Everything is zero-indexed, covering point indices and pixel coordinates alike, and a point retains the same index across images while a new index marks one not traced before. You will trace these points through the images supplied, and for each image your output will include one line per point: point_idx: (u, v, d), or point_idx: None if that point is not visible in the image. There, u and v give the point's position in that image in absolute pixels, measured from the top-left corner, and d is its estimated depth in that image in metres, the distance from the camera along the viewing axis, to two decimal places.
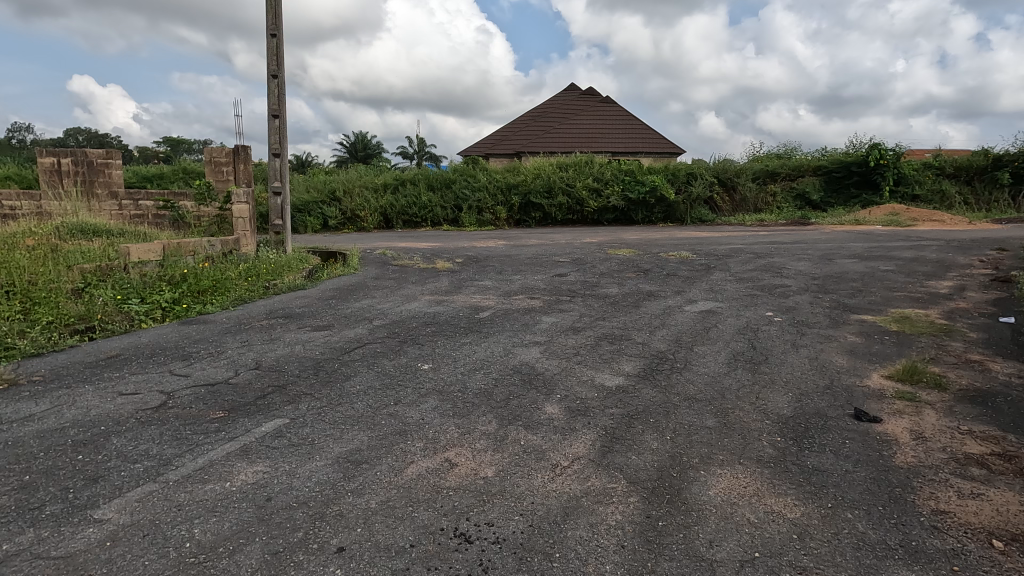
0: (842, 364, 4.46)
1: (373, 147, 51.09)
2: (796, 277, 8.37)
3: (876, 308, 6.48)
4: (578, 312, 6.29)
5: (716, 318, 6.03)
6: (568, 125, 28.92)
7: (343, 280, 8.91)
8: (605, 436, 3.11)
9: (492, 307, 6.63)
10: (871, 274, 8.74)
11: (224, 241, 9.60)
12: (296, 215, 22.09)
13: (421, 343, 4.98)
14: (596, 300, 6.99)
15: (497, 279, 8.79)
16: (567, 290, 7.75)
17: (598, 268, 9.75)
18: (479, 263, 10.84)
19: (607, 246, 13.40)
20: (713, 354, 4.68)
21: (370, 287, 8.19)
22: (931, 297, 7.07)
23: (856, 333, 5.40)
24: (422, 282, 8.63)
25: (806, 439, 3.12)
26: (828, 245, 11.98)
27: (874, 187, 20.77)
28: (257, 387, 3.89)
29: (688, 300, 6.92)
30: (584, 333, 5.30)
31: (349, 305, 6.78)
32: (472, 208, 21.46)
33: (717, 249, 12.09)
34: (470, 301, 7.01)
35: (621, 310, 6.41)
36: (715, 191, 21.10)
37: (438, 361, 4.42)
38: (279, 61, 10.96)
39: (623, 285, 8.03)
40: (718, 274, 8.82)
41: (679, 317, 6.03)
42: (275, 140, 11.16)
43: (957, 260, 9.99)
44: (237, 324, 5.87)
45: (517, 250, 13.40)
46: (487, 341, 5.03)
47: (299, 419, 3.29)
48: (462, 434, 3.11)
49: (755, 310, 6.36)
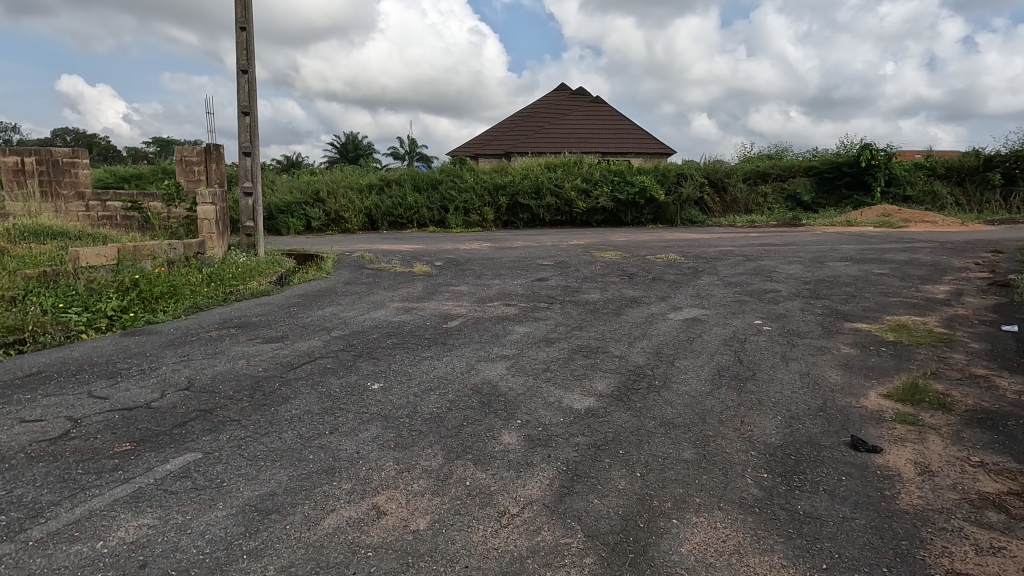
0: (837, 380, 4.07)
1: (362, 147, 50.55)
2: (787, 282, 8.00)
3: (872, 315, 6.10)
4: (554, 320, 5.87)
5: (700, 327, 5.62)
6: (558, 125, 28.55)
7: (312, 285, 8.45)
8: (566, 473, 2.69)
9: (463, 314, 6.21)
10: (865, 278, 8.38)
11: (187, 243, 9.04)
12: (277, 216, 21.56)
13: (377, 358, 4.54)
14: (576, 307, 6.56)
15: (475, 283, 8.36)
16: (545, 296, 7.33)
17: (581, 272, 9.34)
18: (458, 266, 10.40)
19: (593, 249, 12.98)
20: (694, 369, 4.28)
21: (339, 292, 7.74)
22: (928, 303, 6.72)
23: (850, 344, 5.01)
24: (395, 287, 8.18)
25: (796, 475, 2.71)
26: (820, 248, 11.63)
27: (865, 188, 20.53)
28: (179, 413, 3.43)
29: (673, 307, 6.51)
30: (557, 345, 4.88)
31: (311, 313, 6.32)
32: (459, 209, 21.02)
33: (706, 252, 11.73)
34: (442, 307, 6.58)
35: (600, 318, 5.98)
36: (705, 191, 20.77)
37: (391, 379, 3.98)
38: (249, 56, 10.49)
39: (606, 290, 7.62)
40: (706, 279, 8.42)
41: (661, 326, 5.61)
42: (246, 137, 10.70)
43: (953, 263, 9.65)
44: (182, 336, 5.39)
45: (501, 252, 12.97)
46: (450, 355, 4.60)
47: (214, 453, 2.84)
48: (399, 472, 2.68)
49: (743, 318, 5.97)
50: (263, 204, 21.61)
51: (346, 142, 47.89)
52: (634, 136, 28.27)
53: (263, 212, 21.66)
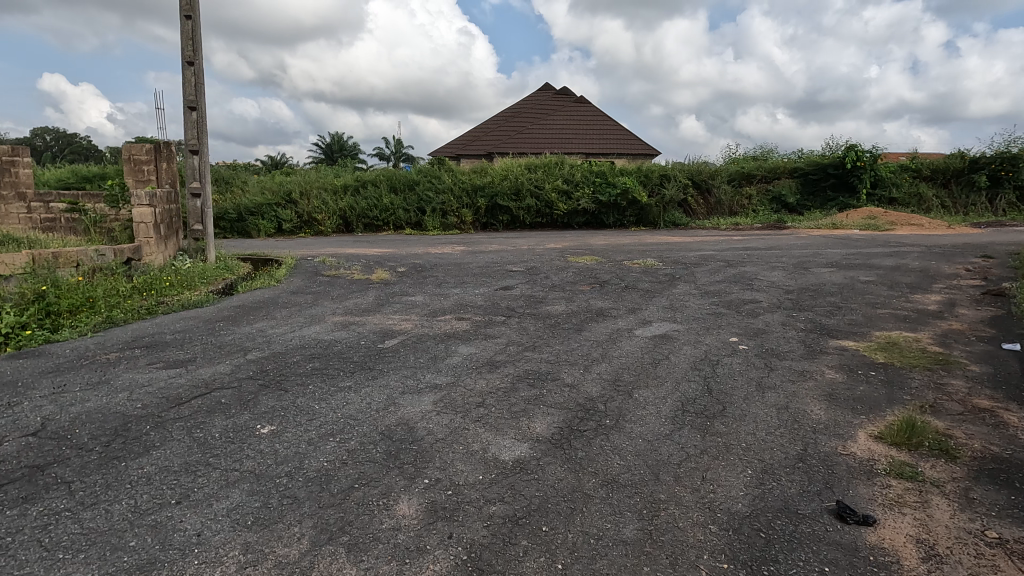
0: (821, 417, 3.45)
1: (348, 148, 49.60)
2: (768, 291, 7.42)
3: (859, 331, 5.51)
4: (506, 338, 5.21)
5: (669, 346, 5.00)
6: (541, 125, 27.92)
7: (254, 295, 7.73)
8: (465, 567, 2.05)
9: (407, 331, 5.53)
10: (851, 286, 7.84)
11: (118, 248, 8.22)
12: (247, 219, 20.71)
13: (285, 389, 3.84)
14: (534, 322, 5.91)
15: (433, 293, 7.68)
16: (505, 308, 6.69)
17: (551, 280, 8.69)
18: (422, 273, 9.74)
19: (569, 253, 12.35)
20: (654, 402, 3.64)
21: (280, 304, 7.03)
22: (919, 315, 6.16)
23: (836, 368, 4.40)
24: (344, 297, 7.49)
25: (765, 564, 2.09)
26: (804, 253, 11.09)
27: (850, 190, 20.15)
28: (0, 471, 2.73)
29: (642, 322, 5.88)
30: (500, 372, 4.21)
31: (235, 330, 5.61)
32: (436, 211, 20.32)
33: (687, 257, 11.16)
34: (386, 323, 5.89)
35: (558, 335, 5.35)
36: (689, 193, 20.29)
37: (289, 419, 3.30)
38: (196, 47, 9.76)
39: (572, 302, 6.98)
40: (683, 288, 7.80)
41: (625, 345, 4.98)
42: (193, 134, 9.96)
43: (942, 269, 9.16)
44: (73, 360, 4.65)
45: (472, 256, 12.31)
46: (372, 384, 3.92)
47: (3, 541, 2.15)
48: (243, 568, 2.02)
49: (717, 335, 5.35)
50: (232, 206, 20.75)
51: (327, 143, 46.88)
52: (618, 138, 27.76)
53: (232, 213, 20.80)
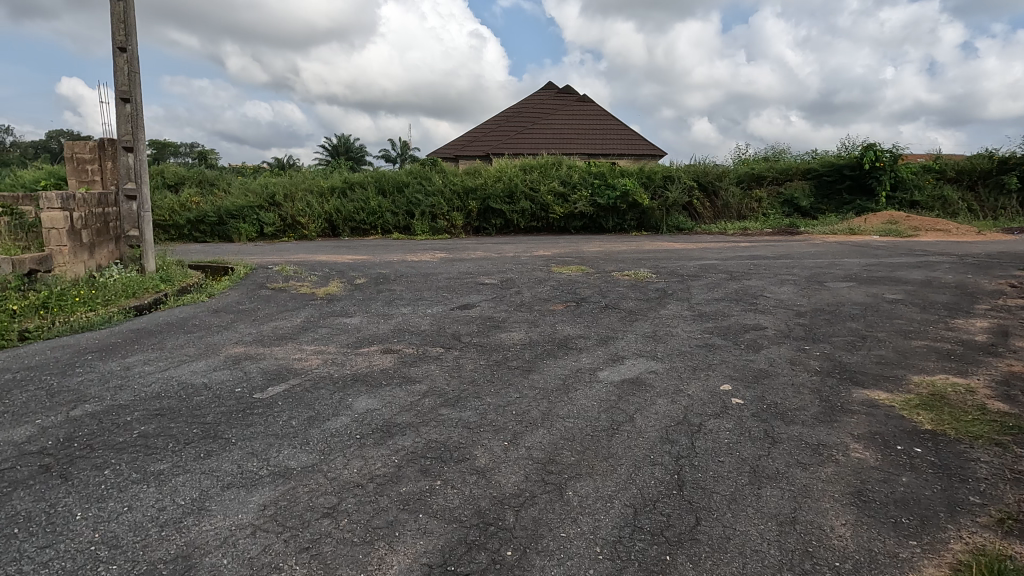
0: (848, 548, 2.20)
1: (354, 151, 48.76)
2: (775, 314, 6.17)
3: (890, 376, 4.23)
4: (427, 385, 3.99)
5: (640, 398, 3.76)
6: (540, 125, 26.69)
7: (170, 315, 6.62)
8: None
9: (309, 371, 4.35)
10: (875, 306, 6.56)
11: (19, 259, 7.14)
12: (228, 222, 19.67)
13: (65, 479, 2.66)
14: (476, 358, 4.69)
15: (375, 314, 6.48)
16: (451, 334, 5.51)
17: (521, 296, 7.45)
18: (380, 286, 8.59)
19: (555, 262, 11.10)
20: (592, 511, 2.43)
21: (189, 328, 5.88)
22: (967, 351, 4.88)
23: (866, 441, 3.13)
24: (269, 319, 6.30)
25: None
26: (818, 263, 9.76)
27: (868, 192, 18.74)
28: None
29: (612, 359, 4.62)
30: (388, 447, 3.00)
31: (97, 366, 4.45)
32: (425, 214, 19.19)
33: (685, 267, 9.91)
34: (290, 358, 4.69)
35: (499, 379, 4.14)
36: (694, 196, 19.00)
37: (10, 548, 2.12)
38: (129, 31, 8.69)
39: (534, 328, 5.75)
40: (673, 309, 6.51)
41: (580, 397, 3.76)
42: (127, 129, 8.81)
43: (981, 285, 7.84)
44: None
45: (449, 265, 11.18)
46: (194, 469, 2.73)
47: None
48: None
49: (705, 380, 4.10)
50: (212, 208, 19.71)
51: (329, 145, 45.97)
52: (621, 138, 26.47)
53: (212, 216, 19.74)
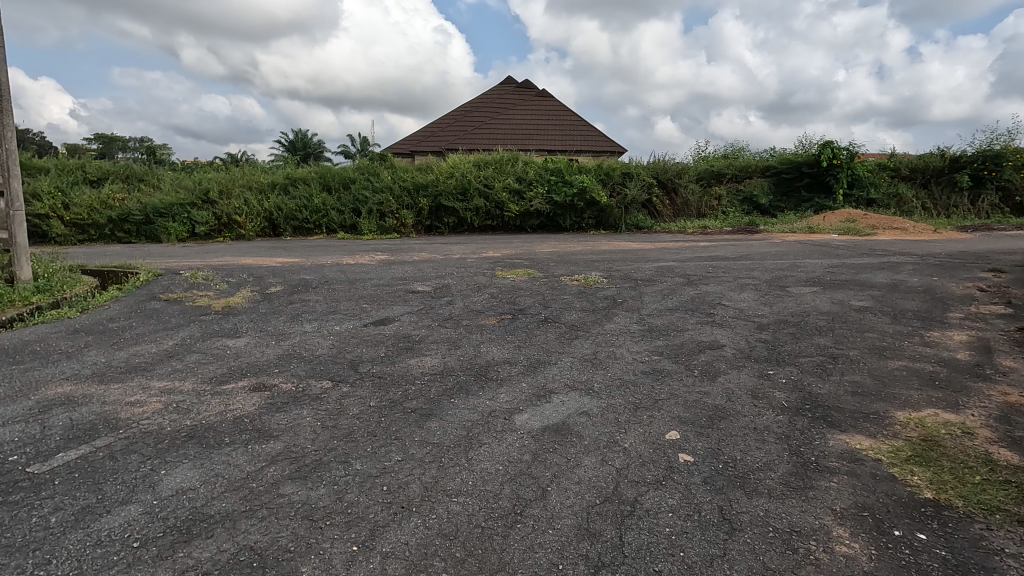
0: None
1: (311, 146, 46.80)
2: (734, 327, 5.39)
3: (871, 414, 3.45)
4: (282, 444, 2.99)
5: (561, 457, 2.85)
6: (498, 120, 25.75)
7: (12, 338, 5.38)
8: None
9: (134, 422, 3.28)
10: (842, 316, 5.87)
11: None
12: (156, 221, 18.04)
13: None
14: (366, 397, 3.71)
15: (269, 334, 5.42)
16: (350, 361, 4.50)
17: (450, 308, 6.49)
18: (294, 295, 7.49)
19: (502, 266, 10.16)
20: None
21: (22, 356, 4.69)
22: (953, 373, 4.17)
23: (855, 524, 2.31)
24: (134, 343, 5.16)
25: None
26: (778, 266, 9.13)
27: (826, 190, 18.49)
28: None
29: (536, 396, 3.70)
30: (170, 568, 2.00)
31: None
32: (373, 212, 17.96)
33: (640, 270, 9.12)
34: (122, 402, 3.61)
35: (384, 430, 3.17)
36: (653, 193, 18.41)
37: None
38: None
39: (454, 350, 4.79)
40: (621, 323, 5.65)
41: (481, 459, 2.83)
42: None
43: (949, 290, 7.29)
44: None
45: (385, 269, 10.13)
46: None
47: None
48: None
49: (647, 426, 3.22)
50: (138, 206, 18.07)
51: (284, 140, 43.95)
52: (581, 133, 25.76)
53: (138, 215, 18.10)
